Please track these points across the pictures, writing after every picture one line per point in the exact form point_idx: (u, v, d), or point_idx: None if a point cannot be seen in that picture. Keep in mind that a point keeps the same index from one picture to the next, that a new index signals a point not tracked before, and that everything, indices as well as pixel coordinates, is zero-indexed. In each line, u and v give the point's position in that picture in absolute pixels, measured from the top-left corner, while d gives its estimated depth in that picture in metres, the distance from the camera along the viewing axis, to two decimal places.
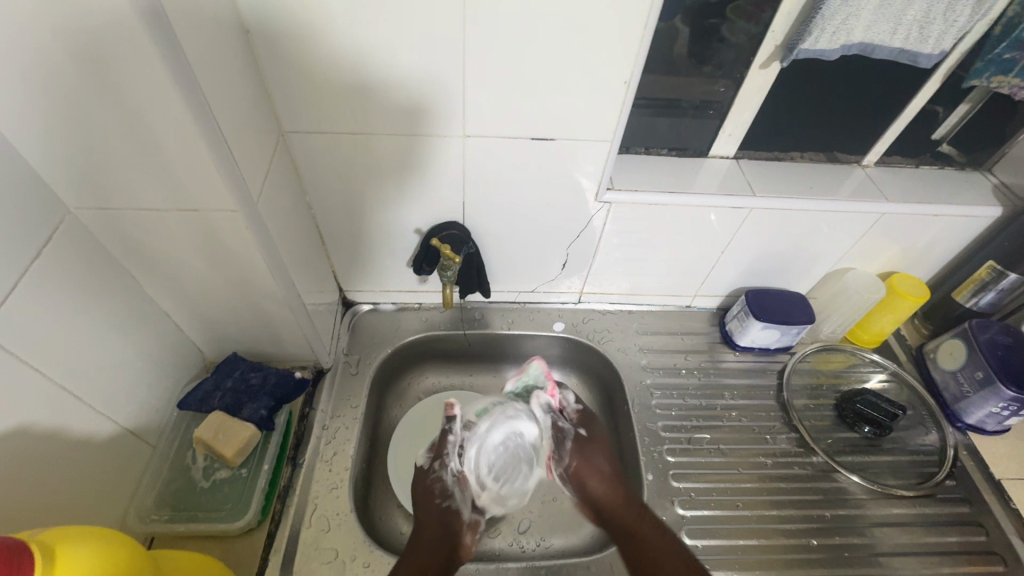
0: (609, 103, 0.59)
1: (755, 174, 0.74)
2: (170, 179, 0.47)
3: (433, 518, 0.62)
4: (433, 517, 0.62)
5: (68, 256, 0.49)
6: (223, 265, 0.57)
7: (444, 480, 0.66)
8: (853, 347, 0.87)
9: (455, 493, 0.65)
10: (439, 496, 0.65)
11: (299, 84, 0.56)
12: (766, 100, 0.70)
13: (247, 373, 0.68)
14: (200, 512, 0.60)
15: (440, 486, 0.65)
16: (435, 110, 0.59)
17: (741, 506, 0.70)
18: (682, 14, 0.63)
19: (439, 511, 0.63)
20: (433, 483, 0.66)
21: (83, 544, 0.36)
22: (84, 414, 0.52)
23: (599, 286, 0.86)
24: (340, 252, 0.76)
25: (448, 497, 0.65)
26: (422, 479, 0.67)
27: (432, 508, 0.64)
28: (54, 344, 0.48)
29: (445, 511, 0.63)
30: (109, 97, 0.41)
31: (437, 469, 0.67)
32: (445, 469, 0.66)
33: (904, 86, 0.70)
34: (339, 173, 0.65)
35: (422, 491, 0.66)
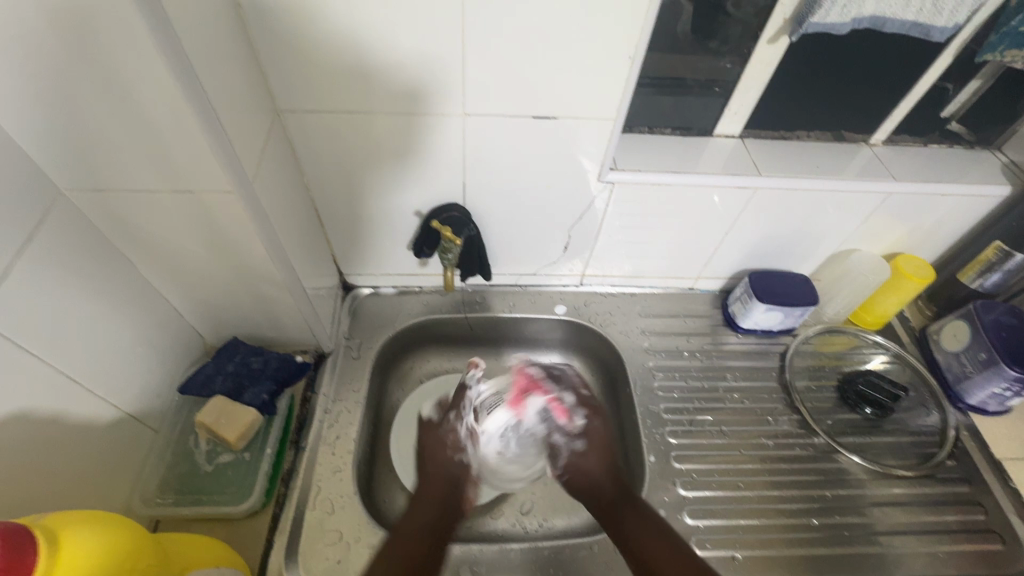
0: (613, 79, 0.58)
1: (761, 153, 0.73)
2: (164, 159, 0.46)
3: (441, 472, 0.63)
4: (443, 471, 0.63)
5: (64, 240, 0.48)
6: (221, 248, 0.56)
7: (456, 433, 0.65)
8: (856, 329, 0.87)
9: (466, 447, 0.65)
10: (450, 446, 0.65)
11: (294, 61, 0.54)
12: (774, 76, 0.69)
13: (248, 358, 0.68)
14: (204, 495, 0.61)
15: (453, 438, 0.65)
16: (435, 88, 0.58)
17: (742, 487, 0.71)
18: None
19: (447, 461, 0.64)
20: (446, 436, 0.65)
21: (90, 532, 0.36)
22: (85, 399, 0.51)
23: (601, 269, 0.85)
24: (340, 235, 0.75)
25: (460, 450, 0.65)
26: (434, 435, 0.66)
27: (443, 461, 0.64)
28: (52, 329, 0.47)
29: (453, 462, 0.64)
30: (99, 74, 0.39)
31: (450, 422, 0.66)
32: (459, 422, 0.65)
33: (915, 62, 0.68)
34: (339, 154, 0.64)
35: (433, 442, 0.65)
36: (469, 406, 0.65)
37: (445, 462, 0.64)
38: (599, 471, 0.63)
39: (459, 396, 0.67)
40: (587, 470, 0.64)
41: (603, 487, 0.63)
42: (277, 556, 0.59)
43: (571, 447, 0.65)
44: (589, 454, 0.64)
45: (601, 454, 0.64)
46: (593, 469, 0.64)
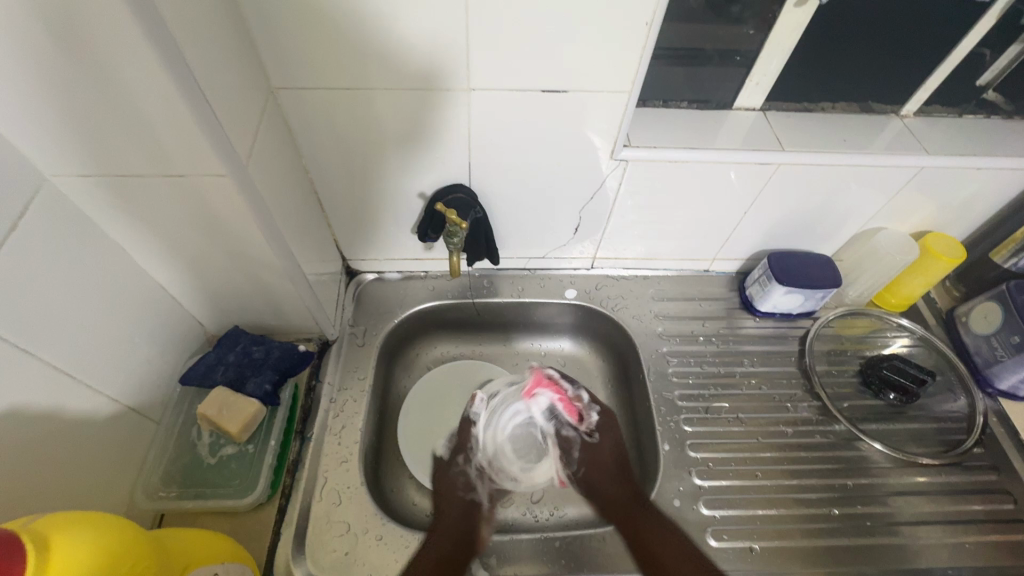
0: (628, 48, 0.54)
1: (784, 127, 0.69)
2: (151, 143, 0.43)
3: (456, 504, 0.67)
4: (456, 506, 0.66)
5: (50, 228, 0.46)
6: (217, 234, 0.53)
7: (467, 474, 0.70)
8: (879, 311, 0.83)
9: (477, 486, 0.70)
10: (461, 488, 0.69)
11: (287, 35, 0.51)
12: (799, 42, 0.64)
13: (249, 348, 0.66)
14: (209, 488, 0.60)
15: (464, 479, 0.70)
16: (436, 62, 0.54)
17: (760, 476, 0.69)
18: None
19: (463, 501, 0.68)
20: (456, 478, 0.70)
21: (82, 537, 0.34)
22: (81, 393, 0.50)
23: (613, 252, 0.82)
24: (341, 219, 0.72)
25: (471, 490, 0.69)
26: (445, 474, 0.70)
27: (454, 499, 0.67)
28: (43, 322, 0.45)
29: (467, 501, 0.67)
30: (72, 49, 0.36)
31: (460, 464, 0.71)
32: (468, 463, 0.71)
33: (953, 24, 0.63)
34: (337, 134, 0.61)
35: (445, 482, 0.69)
36: (475, 444, 0.72)
37: (458, 500, 0.67)
38: (606, 479, 0.70)
39: (463, 435, 0.73)
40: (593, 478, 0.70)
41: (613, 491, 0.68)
42: (285, 548, 0.58)
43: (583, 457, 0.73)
44: (600, 446, 0.74)
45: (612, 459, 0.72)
46: (602, 485, 0.70)
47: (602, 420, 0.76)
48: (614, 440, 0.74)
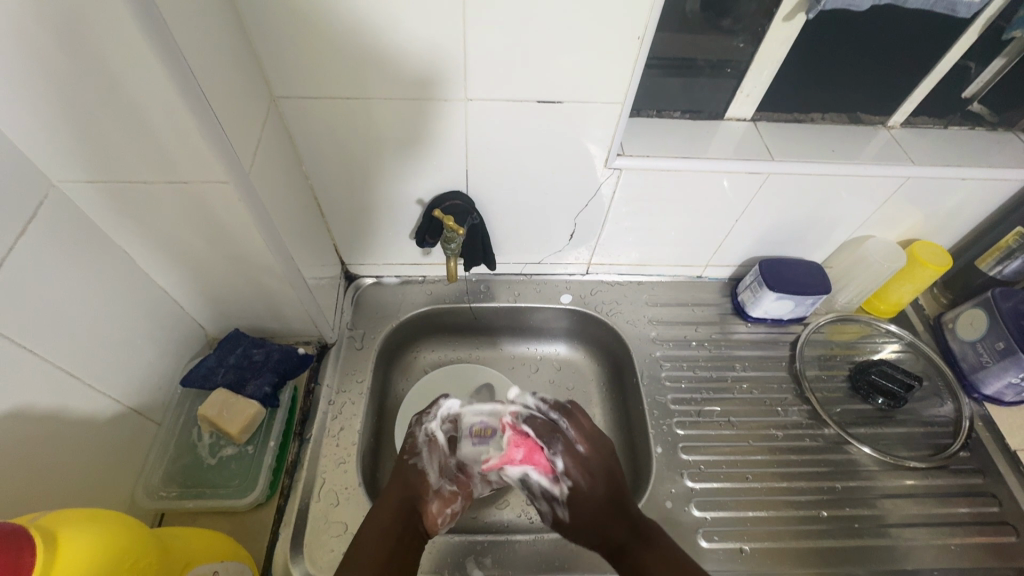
0: (620, 61, 0.55)
1: (774, 137, 0.70)
2: (157, 151, 0.45)
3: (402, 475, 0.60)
4: (401, 473, 0.60)
5: (57, 232, 0.47)
6: (219, 240, 0.55)
7: (416, 438, 0.64)
8: (868, 317, 0.85)
9: (423, 452, 0.63)
10: (406, 451, 0.63)
11: (290, 46, 0.52)
12: (788, 55, 0.66)
13: (249, 350, 0.67)
14: (208, 488, 0.61)
15: (412, 441, 0.64)
16: (434, 73, 0.56)
17: (750, 478, 0.70)
18: None
19: (407, 467, 0.61)
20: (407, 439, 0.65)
21: (86, 533, 0.35)
22: (85, 394, 0.51)
23: (608, 257, 0.83)
24: (341, 224, 0.74)
25: (418, 454, 0.63)
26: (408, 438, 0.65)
27: (403, 467, 0.61)
28: (50, 324, 0.47)
29: (410, 467, 0.61)
30: (83, 61, 0.38)
31: (413, 427, 0.66)
32: (420, 427, 0.65)
33: (937, 39, 0.65)
34: (337, 142, 0.62)
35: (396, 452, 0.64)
36: (434, 412, 0.67)
37: (406, 465, 0.61)
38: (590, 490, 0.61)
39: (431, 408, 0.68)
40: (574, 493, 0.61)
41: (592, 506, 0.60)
42: (283, 548, 0.59)
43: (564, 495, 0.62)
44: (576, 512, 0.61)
45: (591, 474, 0.62)
46: (588, 498, 0.60)
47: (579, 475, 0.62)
48: (600, 452, 0.63)
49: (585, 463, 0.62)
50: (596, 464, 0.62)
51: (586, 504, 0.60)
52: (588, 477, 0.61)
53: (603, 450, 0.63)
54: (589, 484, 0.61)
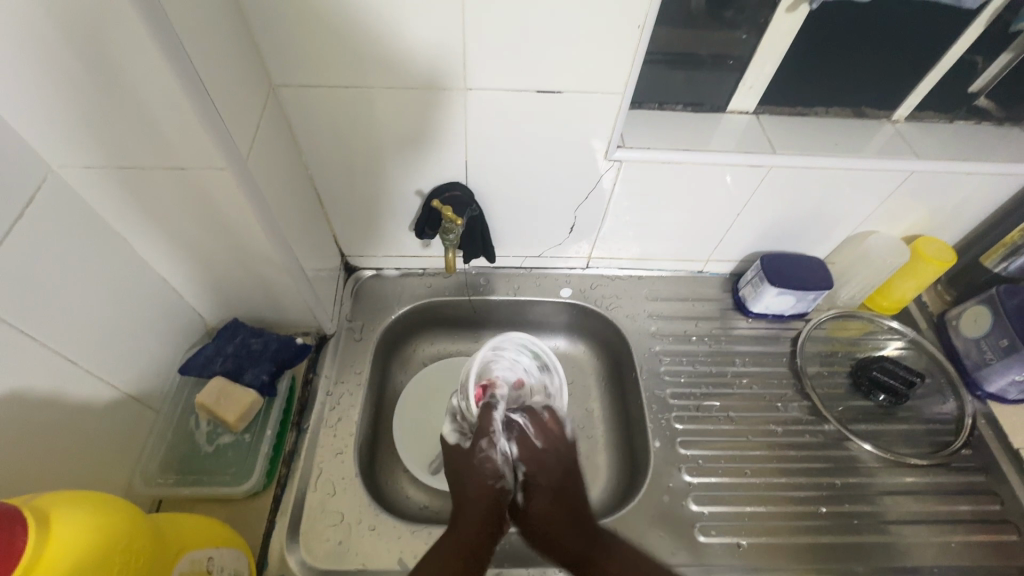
0: (622, 49, 0.55)
1: (776, 131, 0.70)
2: (155, 136, 0.45)
3: (481, 502, 0.54)
4: (484, 497, 0.54)
5: (55, 217, 0.47)
6: (219, 229, 0.55)
7: (494, 459, 0.57)
8: (871, 314, 0.84)
9: (507, 474, 0.57)
10: (487, 475, 0.56)
11: (289, 34, 0.52)
12: (792, 46, 0.65)
13: (247, 339, 0.67)
14: (206, 476, 0.61)
15: (491, 466, 0.56)
16: (435, 62, 0.55)
17: (749, 474, 0.69)
18: None
19: (485, 488, 0.55)
20: (482, 464, 0.57)
21: (86, 523, 0.35)
22: (84, 379, 0.51)
23: (608, 251, 0.83)
24: (340, 215, 0.74)
25: (501, 478, 0.56)
26: (467, 457, 0.58)
27: (481, 488, 0.55)
28: (49, 308, 0.47)
29: (494, 489, 0.55)
30: (81, 44, 0.38)
31: (484, 449, 0.58)
32: (494, 448, 0.58)
33: (943, 31, 0.64)
34: (336, 132, 0.62)
35: (469, 471, 0.57)
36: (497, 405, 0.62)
37: (487, 490, 0.55)
38: (551, 512, 0.56)
39: (484, 417, 0.61)
40: (544, 464, 0.59)
41: (540, 497, 0.57)
42: (280, 536, 0.59)
43: (523, 480, 0.58)
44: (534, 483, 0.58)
45: (551, 501, 0.57)
46: (540, 499, 0.57)
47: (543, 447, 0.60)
48: (554, 478, 0.59)
49: (552, 449, 0.61)
50: (551, 457, 0.60)
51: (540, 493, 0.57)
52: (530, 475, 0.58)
53: (562, 455, 0.61)
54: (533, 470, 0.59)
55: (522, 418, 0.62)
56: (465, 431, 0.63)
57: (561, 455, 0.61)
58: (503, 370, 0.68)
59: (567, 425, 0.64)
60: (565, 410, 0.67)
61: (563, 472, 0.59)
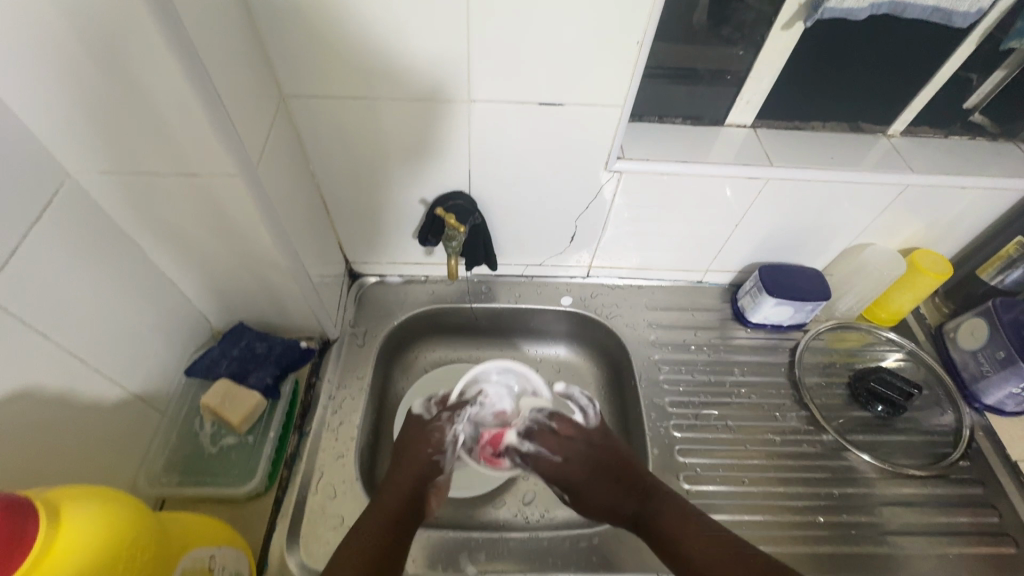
0: (622, 64, 0.56)
1: (774, 144, 0.71)
2: (169, 143, 0.46)
3: (414, 468, 0.59)
4: (416, 464, 0.59)
5: (71, 220, 0.49)
6: (228, 234, 0.56)
7: (444, 432, 0.61)
8: (869, 325, 0.85)
9: (449, 451, 0.61)
10: (432, 445, 0.61)
11: (301, 47, 0.54)
12: (789, 63, 0.67)
13: (252, 343, 0.68)
14: (209, 477, 0.61)
15: (438, 437, 0.61)
16: (441, 74, 0.57)
17: (747, 483, 0.70)
18: None
19: (425, 460, 0.60)
20: (432, 432, 0.62)
21: (97, 518, 0.36)
22: (94, 379, 0.52)
23: (608, 261, 0.84)
24: (346, 222, 0.75)
25: (442, 452, 0.61)
26: (420, 428, 0.63)
27: (416, 457, 0.60)
28: (63, 309, 0.48)
29: (431, 462, 0.60)
30: (101, 54, 0.39)
31: (441, 420, 0.63)
32: (450, 424, 0.62)
33: (936, 49, 0.66)
34: (344, 141, 0.64)
35: (417, 437, 0.62)
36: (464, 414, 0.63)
37: (421, 458, 0.60)
38: (598, 491, 0.60)
39: (450, 399, 0.65)
40: (569, 471, 0.61)
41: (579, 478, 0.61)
42: (280, 538, 0.59)
43: (561, 490, 0.62)
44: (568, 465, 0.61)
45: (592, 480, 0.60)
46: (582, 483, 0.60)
47: (563, 453, 0.61)
48: (586, 476, 0.61)
49: (572, 455, 0.61)
50: (574, 459, 0.61)
51: (588, 490, 0.61)
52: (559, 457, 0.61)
53: (579, 448, 0.62)
54: (576, 455, 0.61)
55: (532, 442, 0.61)
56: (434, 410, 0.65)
57: (594, 445, 0.62)
58: (487, 395, 0.65)
59: (583, 420, 0.64)
60: (585, 401, 0.65)
61: (598, 454, 0.62)
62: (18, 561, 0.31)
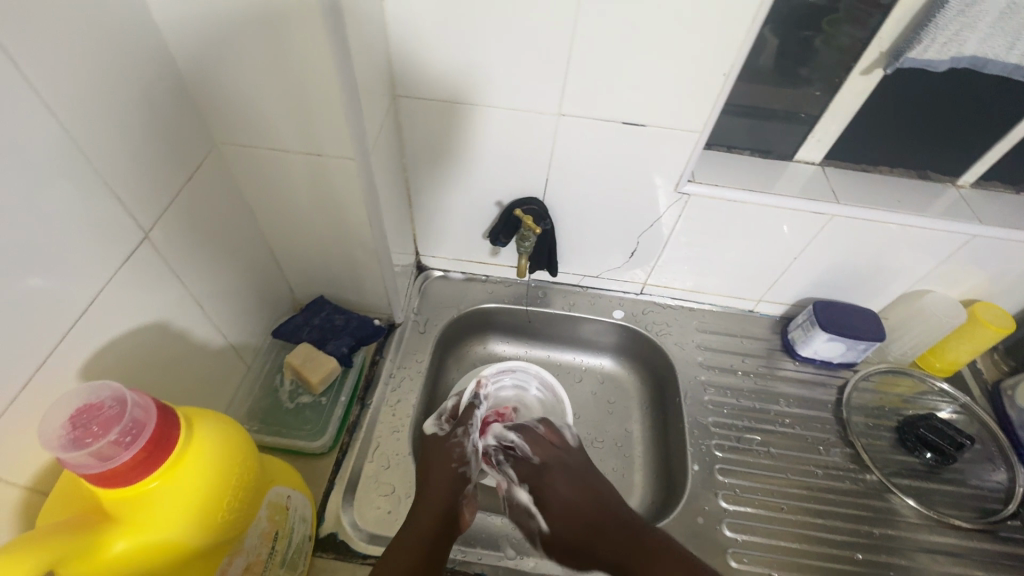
0: (708, 93, 0.60)
1: (841, 183, 0.74)
2: (304, 125, 0.53)
3: (446, 479, 0.62)
4: (444, 477, 0.62)
5: (210, 183, 0.56)
6: (332, 212, 0.63)
7: (464, 447, 0.66)
8: (922, 373, 0.84)
9: (472, 463, 0.65)
10: (455, 460, 0.64)
11: (417, 54, 0.60)
12: (862, 107, 0.70)
13: (332, 315, 0.75)
14: (283, 429, 0.67)
15: (459, 451, 0.65)
16: (537, 89, 0.62)
17: (785, 510, 0.70)
18: (774, 25, 0.63)
19: (453, 475, 0.63)
20: (452, 448, 0.66)
21: (209, 445, 0.40)
22: (205, 326, 0.59)
23: (663, 280, 0.87)
24: (423, 216, 0.81)
25: (466, 465, 0.64)
26: (441, 446, 0.66)
27: (445, 473, 0.62)
28: (194, 260, 0.55)
29: (458, 476, 0.63)
30: (271, 45, 0.46)
31: (458, 436, 0.67)
32: (467, 437, 0.67)
33: (1016, 105, 0.67)
34: (437, 141, 0.70)
35: (441, 453, 0.65)
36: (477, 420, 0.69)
37: (448, 473, 0.62)
38: (578, 510, 0.62)
39: (467, 412, 0.70)
40: (564, 503, 0.62)
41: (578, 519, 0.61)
42: (338, 496, 0.64)
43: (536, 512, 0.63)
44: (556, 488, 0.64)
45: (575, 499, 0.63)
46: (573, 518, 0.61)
47: (546, 459, 0.67)
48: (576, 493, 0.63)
49: (549, 460, 0.67)
50: (563, 491, 0.63)
51: (568, 522, 0.61)
52: (550, 484, 0.64)
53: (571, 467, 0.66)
54: (566, 496, 0.63)
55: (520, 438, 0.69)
56: (447, 427, 0.69)
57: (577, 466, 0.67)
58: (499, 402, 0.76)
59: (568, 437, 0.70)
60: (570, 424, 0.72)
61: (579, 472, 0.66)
62: (147, 474, 0.36)
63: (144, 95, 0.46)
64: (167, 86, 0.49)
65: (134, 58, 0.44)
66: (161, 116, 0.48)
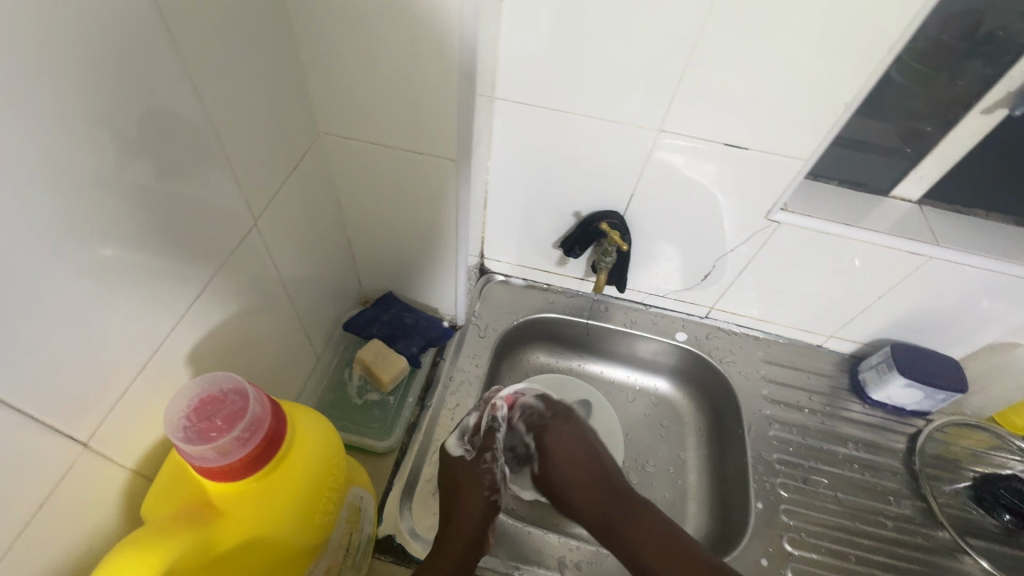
0: (819, 122, 0.58)
1: (940, 224, 0.70)
2: (411, 122, 0.53)
3: (477, 508, 0.58)
4: (478, 506, 0.59)
5: (311, 172, 0.57)
6: (419, 210, 0.62)
7: (493, 472, 0.62)
8: (999, 429, 0.79)
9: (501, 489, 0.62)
10: (486, 486, 0.60)
11: (523, 58, 0.59)
12: (973, 151, 0.66)
13: (403, 312, 0.77)
14: (351, 424, 0.68)
15: (489, 479, 0.61)
16: (641, 103, 0.60)
17: (852, 561, 0.67)
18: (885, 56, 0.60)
19: (486, 504, 0.59)
20: (481, 474, 0.61)
21: (299, 448, 0.39)
22: (285, 315, 0.59)
23: (732, 306, 0.85)
24: (496, 219, 0.80)
25: (496, 491, 0.61)
26: (467, 469, 0.61)
27: (475, 500, 0.59)
28: (285, 250, 0.55)
29: (490, 504, 0.59)
30: (397, 41, 0.47)
31: (487, 461, 0.62)
32: (495, 462, 0.62)
33: None
34: (525, 146, 0.68)
35: (469, 479, 0.60)
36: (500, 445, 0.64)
37: (479, 501, 0.59)
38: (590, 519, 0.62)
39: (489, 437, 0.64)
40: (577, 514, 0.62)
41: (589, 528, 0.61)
42: (395, 500, 0.63)
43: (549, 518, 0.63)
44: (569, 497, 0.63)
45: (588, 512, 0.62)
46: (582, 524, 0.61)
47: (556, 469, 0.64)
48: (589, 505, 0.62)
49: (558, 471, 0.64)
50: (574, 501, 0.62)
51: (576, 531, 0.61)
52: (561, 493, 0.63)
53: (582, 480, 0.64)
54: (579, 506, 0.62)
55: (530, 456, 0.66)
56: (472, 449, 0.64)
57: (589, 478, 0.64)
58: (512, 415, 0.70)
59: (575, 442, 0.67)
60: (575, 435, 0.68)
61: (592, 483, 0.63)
62: (245, 474, 0.36)
63: (269, 83, 0.47)
64: (288, 75, 0.50)
65: (264, 46, 0.45)
66: (280, 105, 0.49)
